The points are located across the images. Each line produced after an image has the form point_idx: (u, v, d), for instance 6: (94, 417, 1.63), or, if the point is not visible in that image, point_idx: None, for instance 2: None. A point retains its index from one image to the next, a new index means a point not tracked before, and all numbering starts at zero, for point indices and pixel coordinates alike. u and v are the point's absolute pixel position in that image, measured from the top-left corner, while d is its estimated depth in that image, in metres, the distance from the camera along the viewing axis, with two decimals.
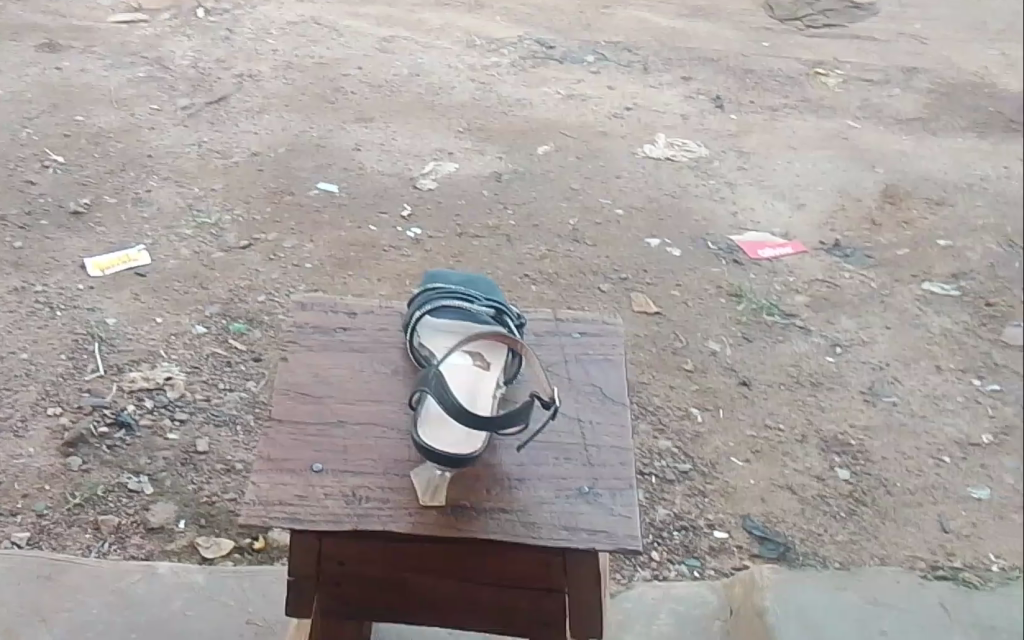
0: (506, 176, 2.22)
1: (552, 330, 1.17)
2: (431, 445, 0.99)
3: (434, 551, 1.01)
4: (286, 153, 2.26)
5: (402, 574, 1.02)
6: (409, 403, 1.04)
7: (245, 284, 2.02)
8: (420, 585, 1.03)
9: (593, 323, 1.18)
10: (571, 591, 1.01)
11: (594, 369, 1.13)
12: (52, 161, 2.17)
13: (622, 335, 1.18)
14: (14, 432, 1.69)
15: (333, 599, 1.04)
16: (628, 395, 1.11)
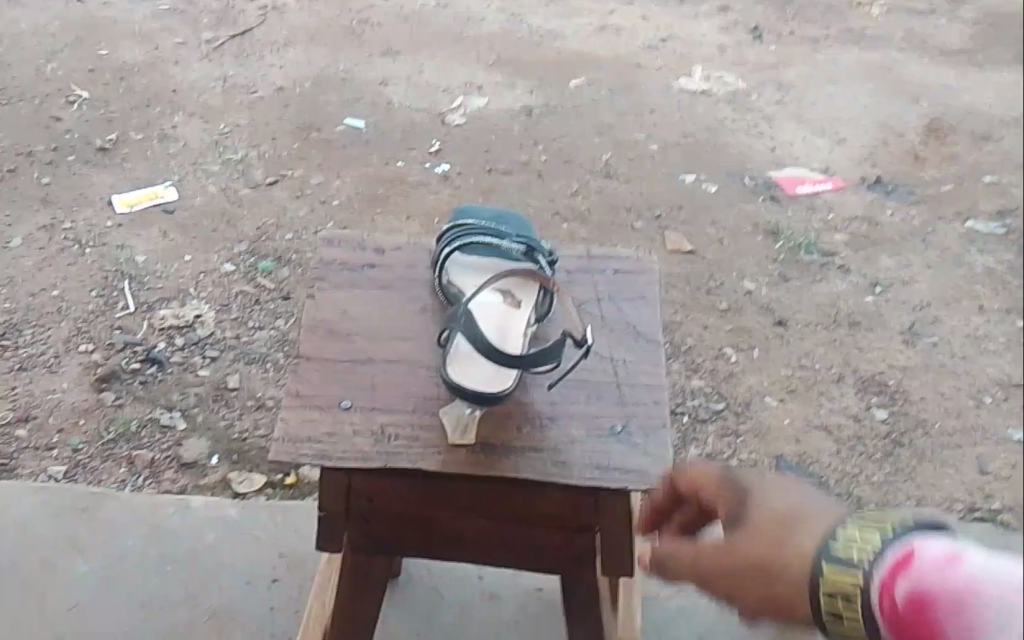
0: (536, 111, 2.20)
1: (585, 268, 1.14)
2: (461, 383, 0.98)
3: (472, 489, 1.00)
4: (312, 88, 2.26)
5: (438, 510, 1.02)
6: (438, 341, 1.04)
7: (273, 221, 2.00)
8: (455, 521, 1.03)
9: (628, 260, 1.16)
10: (602, 530, 1.00)
11: (628, 308, 1.11)
12: (76, 96, 2.19)
13: (657, 273, 1.15)
14: (48, 368, 1.71)
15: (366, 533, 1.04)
16: (662, 334, 1.08)
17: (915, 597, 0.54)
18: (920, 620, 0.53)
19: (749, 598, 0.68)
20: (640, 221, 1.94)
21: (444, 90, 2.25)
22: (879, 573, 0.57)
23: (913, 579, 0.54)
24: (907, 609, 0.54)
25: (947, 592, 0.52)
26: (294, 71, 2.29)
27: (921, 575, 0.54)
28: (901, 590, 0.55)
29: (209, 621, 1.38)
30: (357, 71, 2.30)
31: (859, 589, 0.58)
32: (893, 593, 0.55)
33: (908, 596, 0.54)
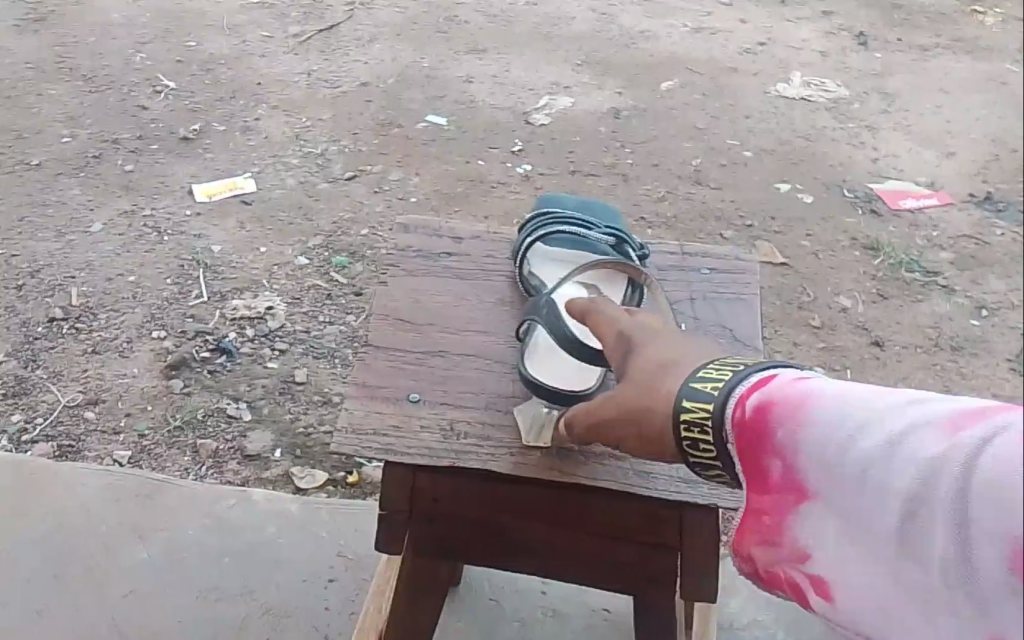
0: (625, 114, 2.14)
1: (677, 264, 1.07)
2: (540, 379, 0.92)
3: (544, 496, 0.94)
4: (396, 84, 2.24)
5: (504, 515, 0.95)
6: (517, 335, 0.98)
7: (349, 216, 1.98)
8: (521, 528, 0.96)
9: (726, 258, 1.08)
10: (685, 548, 0.93)
11: (724, 309, 1.03)
12: (163, 86, 2.22)
13: (758, 275, 1.07)
14: (120, 352, 1.70)
15: (426, 536, 0.97)
16: (761, 339, 1.00)
17: (767, 408, 0.68)
18: (765, 426, 0.67)
19: (626, 439, 0.80)
20: (731, 231, 1.87)
21: (530, 90, 2.21)
22: (734, 394, 0.70)
23: (765, 396, 0.68)
24: (759, 418, 0.68)
25: (792, 403, 0.67)
26: (379, 68, 2.28)
27: (773, 390, 0.68)
28: (753, 403, 0.68)
29: (264, 616, 1.34)
30: (442, 68, 2.27)
31: (713, 418, 0.71)
32: (745, 403, 0.69)
33: (759, 408, 0.68)
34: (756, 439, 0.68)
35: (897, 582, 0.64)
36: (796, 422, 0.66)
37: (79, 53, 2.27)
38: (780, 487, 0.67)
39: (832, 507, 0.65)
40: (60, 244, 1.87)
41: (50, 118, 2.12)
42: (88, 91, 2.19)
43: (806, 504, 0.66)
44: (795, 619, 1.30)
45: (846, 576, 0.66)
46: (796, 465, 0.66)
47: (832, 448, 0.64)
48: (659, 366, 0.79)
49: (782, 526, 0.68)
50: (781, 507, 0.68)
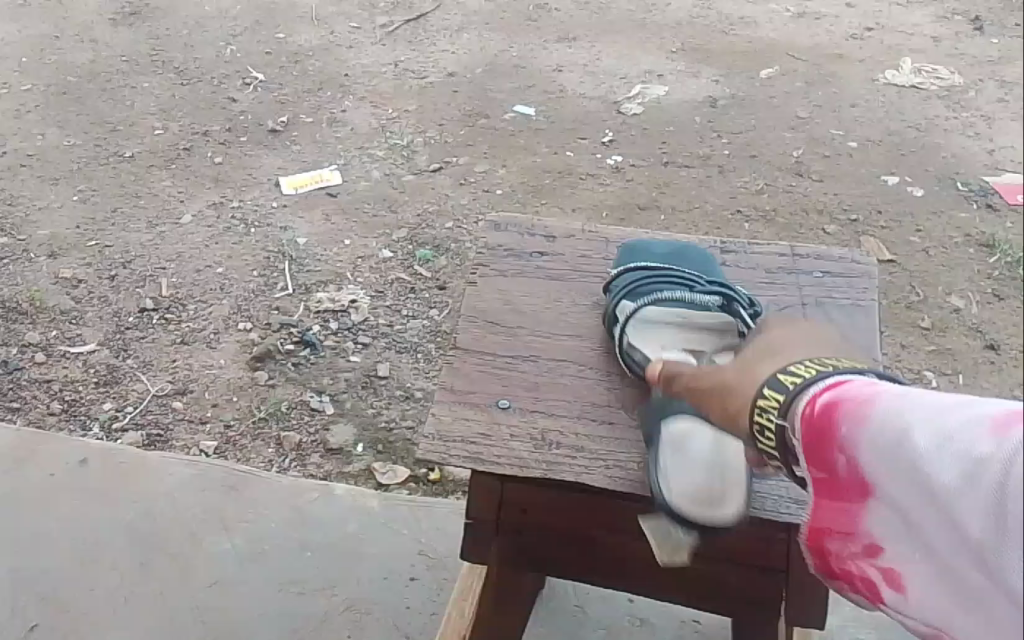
0: (721, 103, 2.07)
1: (787, 268, 1.01)
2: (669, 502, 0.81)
3: (635, 514, 0.88)
4: (483, 74, 2.21)
5: (592, 531, 0.92)
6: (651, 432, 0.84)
7: (433, 209, 1.96)
8: (610, 544, 0.92)
9: (840, 261, 1.01)
10: (793, 572, 0.87)
11: (838, 313, 0.95)
12: (253, 79, 2.24)
13: (876, 279, 1.00)
14: (207, 344, 1.72)
15: (512, 548, 0.95)
16: (880, 347, 0.92)
17: (831, 408, 0.58)
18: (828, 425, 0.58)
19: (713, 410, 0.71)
20: (832, 226, 1.79)
21: (621, 79, 2.15)
22: (808, 391, 0.61)
23: (835, 395, 0.58)
24: (823, 415, 0.58)
25: (858, 401, 0.57)
26: (467, 58, 2.26)
27: (845, 390, 0.59)
28: (822, 401, 0.58)
29: (343, 614, 1.32)
30: (531, 57, 2.24)
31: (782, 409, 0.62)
32: (813, 402, 0.60)
33: (827, 406, 0.58)
34: (814, 438, 0.59)
35: (967, 607, 0.52)
36: (852, 420, 0.56)
37: (172, 46, 2.31)
38: (840, 493, 0.58)
39: (893, 517, 0.55)
40: (152, 235, 1.90)
41: (143, 110, 2.16)
42: (180, 83, 2.22)
43: (867, 512, 0.57)
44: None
45: (913, 597, 0.56)
46: (855, 468, 0.56)
47: (884, 448, 0.54)
48: (783, 347, 0.70)
49: (846, 534, 0.59)
50: (843, 514, 0.59)
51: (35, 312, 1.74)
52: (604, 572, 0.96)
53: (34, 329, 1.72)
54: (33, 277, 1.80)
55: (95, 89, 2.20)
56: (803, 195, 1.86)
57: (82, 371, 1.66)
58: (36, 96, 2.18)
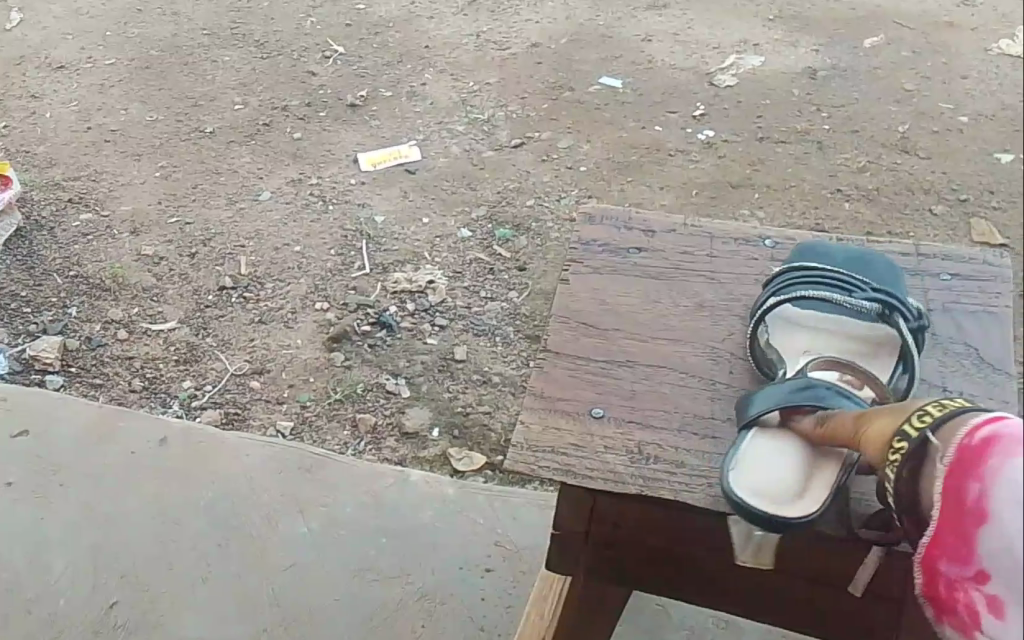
0: (819, 74, 1.95)
1: (912, 269, 0.93)
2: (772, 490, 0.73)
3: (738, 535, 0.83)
4: (568, 45, 2.14)
5: (689, 550, 0.86)
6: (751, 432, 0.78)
7: (513, 186, 1.90)
8: (709, 566, 0.86)
9: (969, 265, 0.93)
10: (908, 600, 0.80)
11: (969, 325, 0.88)
12: (333, 51, 2.20)
13: (1010, 286, 0.91)
14: (285, 323, 1.70)
15: (603, 563, 0.90)
16: (1014, 365, 0.85)
17: (989, 439, 0.59)
18: (977, 453, 0.59)
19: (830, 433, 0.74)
20: (938, 206, 1.67)
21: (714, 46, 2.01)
22: (971, 419, 0.62)
23: (998, 430, 0.59)
24: (978, 444, 0.59)
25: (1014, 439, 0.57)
26: (550, 29, 2.19)
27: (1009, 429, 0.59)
28: (983, 435, 0.59)
29: (417, 603, 1.30)
30: (618, 27, 2.15)
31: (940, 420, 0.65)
32: (975, 431, 0.60)
33: (986, 437, 0.59)
34: (963, 463, 0.59)
35: None
36: (1004, 453, 0.57)
37: (253, 20, 2.30)
38: (964, 520, 0.59)
39: (1007, 553, 0.55)
40: (232, 212, 1.89)
41: (225, 85, 2.15)
42: (260, 56, 2.20)
43: (983, 539, 0.57)
44: None
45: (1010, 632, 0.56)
46: (988, 500, 0.57)
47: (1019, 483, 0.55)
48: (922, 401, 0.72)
49: (960, 562, 0.60)
50: (961, 542, 0.59)
51: (117, 289, 1.75)
52: (699, 597, 0.90)
53: (118, 306, 1.73)
54: (115, 254, 1.81)
55: (177, 63, 2.20)
56: (906, 172, 1.74)
57: (162, 348, 1.66)
58: (121, 70, 2.19)
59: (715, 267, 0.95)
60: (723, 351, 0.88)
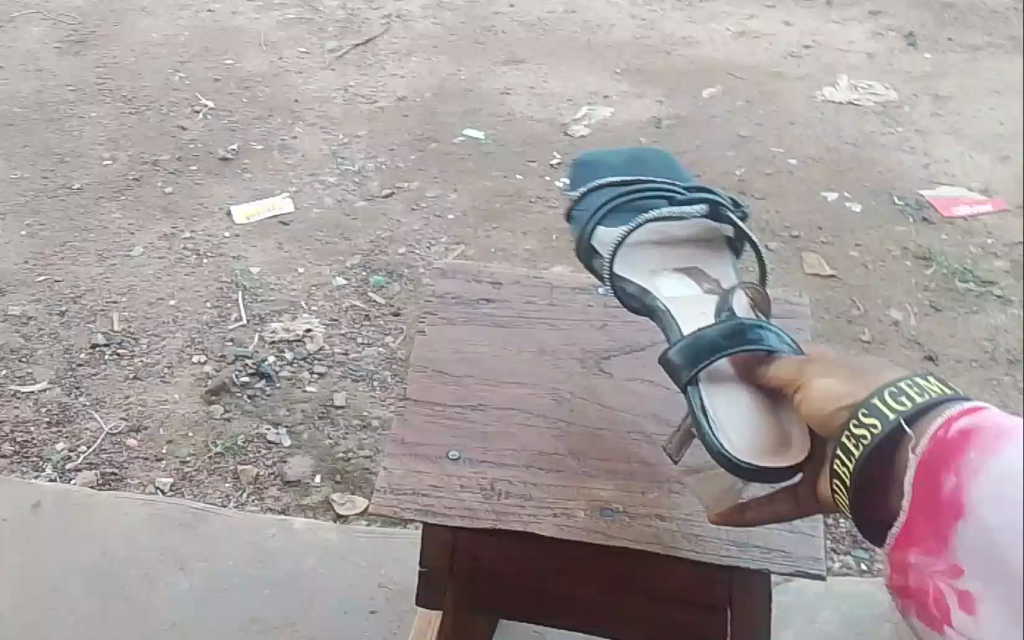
0: (666, 122, 2.05)
1: None
2: (736, 448, 0.81)
3: (587, 559, 0.93)
4: (433, 98, 2.22)
5: (541, 575, 0.97)
6: (694, 391, 0.86)
7: (386, 235, 1.96)
8: (561, 588, 0.97)
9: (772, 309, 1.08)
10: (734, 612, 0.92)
11: None
12: (202, 106, 2.20)
13: (808, 324, 1.06)
14: (161, 378, 1.69)
15: (466, 593, 0.99)
16: None
17: (969, 432, 0.64)
18: (955, 447, 0.64)
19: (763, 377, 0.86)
20: None
21: None
22: (943, 411, 0.67)
23: (973, 421, 0.64)
24: (956, 437, 0.64)
25: (991, 432, 0.62)
26: (416, 81, 2.26)
27: (987, 419, 0.64)
28: (959, 425, 0.64)
29: None
30: (479, 80, 2.25)
31: (893, 407, 0.70)
32: (951, 423, 0.65)
33: (965, 429, 0.64)
34: (943, 454, 0.64)
35: None
36: (985, 449, 0.61)
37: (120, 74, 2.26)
38: (940, 514, 0.64)
39: (985, 550, 0.60)
40: (102, 269, 1.87)
41: (91, 141, 2.10)
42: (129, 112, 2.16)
43: (960, 535, 0.62)
44: None
45: (979, 610, 0.62)
46: (964, 490, 0.62)
47: (1003, 479, 0.59)
48: (844, 357, 0.81)
49: (935, 556, 0.65)
50: (936, 531, 0.64)
51: None
52: (550, 620, 1.01)
53: None
54: None
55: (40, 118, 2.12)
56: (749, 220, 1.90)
57: (32, 410, 1.63)
58: None
59: (560, 315, 1.06)
60: (566, 392, 0.99)
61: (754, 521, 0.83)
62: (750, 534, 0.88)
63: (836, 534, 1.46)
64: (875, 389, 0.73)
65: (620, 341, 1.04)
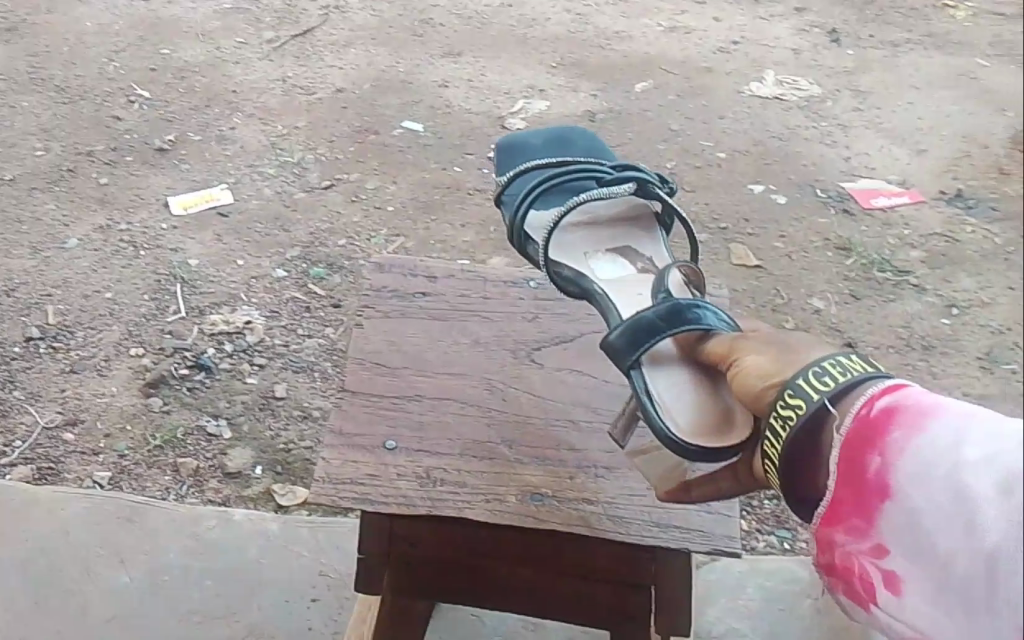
0: (599, 116, 2.09)
1: None
2: (678, 430, 0.84)
3: (518, 542, 0.97)
4: (372, 90, 2.23)
5: (475, 559, 1.00)
6: (637, 374, 0.89)
7: (326, 227, 1.97)
8: (495, 571, 1.01)
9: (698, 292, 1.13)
10: (657, 589, 0.96)
11: None
12: (138, 96, 2.18)
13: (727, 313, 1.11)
14: (98, 372, 1.68)
15: (403, 579, 1.02)
16: None
17: (892, 412, 0.69)
18: (878, 426, 0.69)
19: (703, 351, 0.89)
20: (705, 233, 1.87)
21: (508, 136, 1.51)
22: (865, 392, 0.72)
23: (894, 401, 0.70)
24: (878, 417, 0.69)
25: (914, 410, 0.68)
26: (355, 73, 2.26)
27: (909, 399, 0.70)
28: (881, 405, 0.70)
29: None
30: (418, 73, 2.26)
31: (819, 387, 0.74)
32: (873, 403, 0.70)
33: (886, 409, 0.69)
34: (868, 433, 0.69)
35: (947, 594, 0.63)
36: (911, 427, 0.67)
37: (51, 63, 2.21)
38: (864, 493, 0.68)
39: (909, 523, 0.65)
40: (36, 261, 1.83)
41: (23, 130, 2.06)
42: (61, 101, 2.13)
43: (885, 510, 0.67)
44: (773, 631, 1.33)
45: (899, 586, 0.67)
46: (890, 467, 0.67)
47: (932, 454, 0.65)
48: (772, 337, 0.86)
49: (859, 535, 0.69)
50: (859, 509, 0.68)
51: None
52: (485, 603, 1.05)
53: None
54: None
55: None
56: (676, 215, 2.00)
57: None
58: None
59: (493, 307, 1.09)
60: (498, 382, 1.02)
61: (695, 499, 0.89)
62: (671, 515, 0.92)
63: (763, 514, 1.52)
64: (800, 370, 0.77)
65: (550, 333, 1.07)
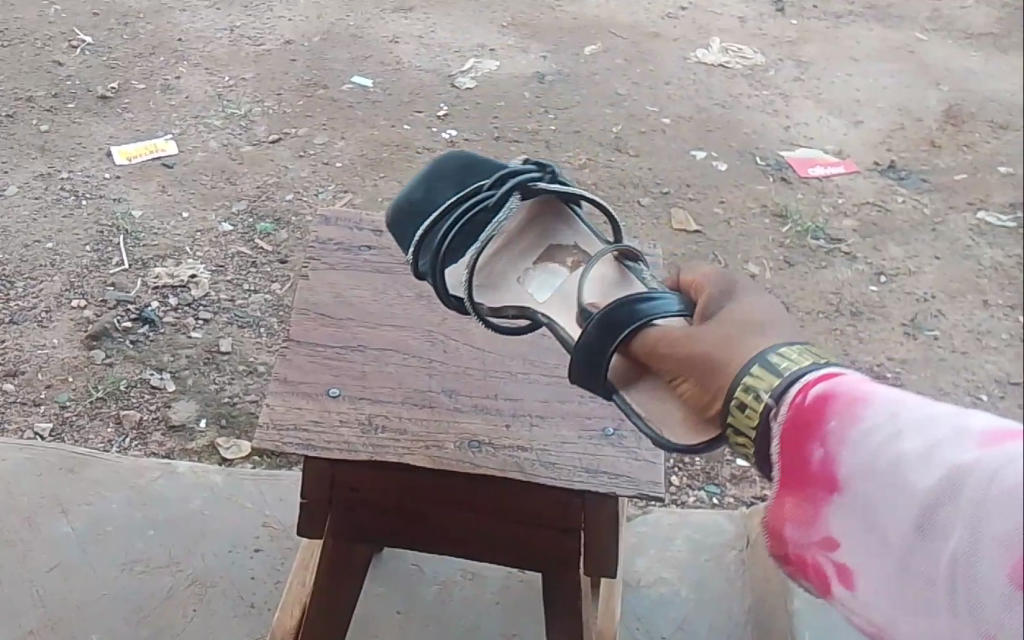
0: (549, 79, 2.14)
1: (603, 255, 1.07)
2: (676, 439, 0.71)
3: (451, 487, 1.02)
4: (321, 42, 2.18)
5: (418, 507, 1.05)
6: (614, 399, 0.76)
7: (273, 181, 1.96)
8: (435, 515, 1.05)
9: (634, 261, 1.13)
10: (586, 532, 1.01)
11: None
12: (80, 40, 2.13)
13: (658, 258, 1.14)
14: (38, 323, 1.67)
15: (344, 524, 1.06)
16: None
17: (825, 399, 0.59)
18: (813, 417, 0.59)
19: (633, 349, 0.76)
20: (646, 197, 1.89)
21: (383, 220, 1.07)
22: (799, 379, 0.61)
23: (828, 386, 0.60)
24: (812, 408, 0.59)
25: (849, 397, 0.59)
26: (303, 24, 2.19)
27: (839, 383, 0.60)
28: (815, 391, 0.60)
29: (187, 589, 1.35)
30: (367, 27, 2.19)
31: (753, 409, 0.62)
32: (807, 390, 0.60)
33: (822, 397, 0.59)
34: (804, 426, 0.59)
35: (911, 589, 0.58)
36: (848, 417, 0.58)
37: None
38: (805, 489, 0.60)
39: (864, 519, 0.58)
40: None
41: None
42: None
43: (836, 506, 0.59)
44: (699, 582, 1.40)
45: (863, 586, 0.60)
46: (834, 461, 0.58)
47: (876, 453, 0.57)
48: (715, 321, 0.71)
49: (804, 529, 0.61)
50: (806, 506, 0.60)
51: None
52: (427, 546, 1.08)
53: None
54: None
55: None
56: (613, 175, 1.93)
57: None
58: None
59: None
60: (438, 334, 1.04)
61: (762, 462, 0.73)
62: (602, 465, 0.95)
63: (693, 470, 1.58)
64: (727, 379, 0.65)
65: None
